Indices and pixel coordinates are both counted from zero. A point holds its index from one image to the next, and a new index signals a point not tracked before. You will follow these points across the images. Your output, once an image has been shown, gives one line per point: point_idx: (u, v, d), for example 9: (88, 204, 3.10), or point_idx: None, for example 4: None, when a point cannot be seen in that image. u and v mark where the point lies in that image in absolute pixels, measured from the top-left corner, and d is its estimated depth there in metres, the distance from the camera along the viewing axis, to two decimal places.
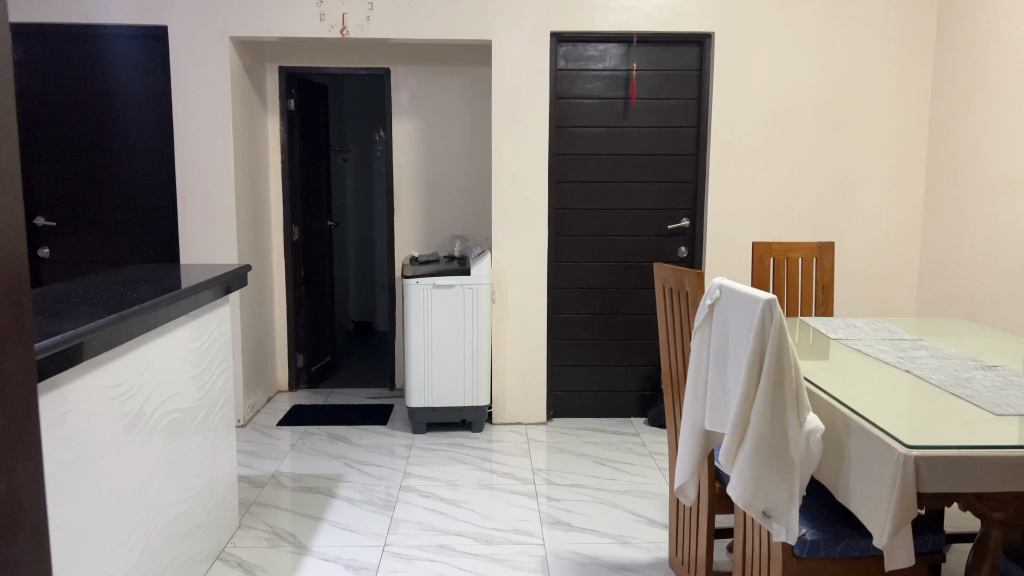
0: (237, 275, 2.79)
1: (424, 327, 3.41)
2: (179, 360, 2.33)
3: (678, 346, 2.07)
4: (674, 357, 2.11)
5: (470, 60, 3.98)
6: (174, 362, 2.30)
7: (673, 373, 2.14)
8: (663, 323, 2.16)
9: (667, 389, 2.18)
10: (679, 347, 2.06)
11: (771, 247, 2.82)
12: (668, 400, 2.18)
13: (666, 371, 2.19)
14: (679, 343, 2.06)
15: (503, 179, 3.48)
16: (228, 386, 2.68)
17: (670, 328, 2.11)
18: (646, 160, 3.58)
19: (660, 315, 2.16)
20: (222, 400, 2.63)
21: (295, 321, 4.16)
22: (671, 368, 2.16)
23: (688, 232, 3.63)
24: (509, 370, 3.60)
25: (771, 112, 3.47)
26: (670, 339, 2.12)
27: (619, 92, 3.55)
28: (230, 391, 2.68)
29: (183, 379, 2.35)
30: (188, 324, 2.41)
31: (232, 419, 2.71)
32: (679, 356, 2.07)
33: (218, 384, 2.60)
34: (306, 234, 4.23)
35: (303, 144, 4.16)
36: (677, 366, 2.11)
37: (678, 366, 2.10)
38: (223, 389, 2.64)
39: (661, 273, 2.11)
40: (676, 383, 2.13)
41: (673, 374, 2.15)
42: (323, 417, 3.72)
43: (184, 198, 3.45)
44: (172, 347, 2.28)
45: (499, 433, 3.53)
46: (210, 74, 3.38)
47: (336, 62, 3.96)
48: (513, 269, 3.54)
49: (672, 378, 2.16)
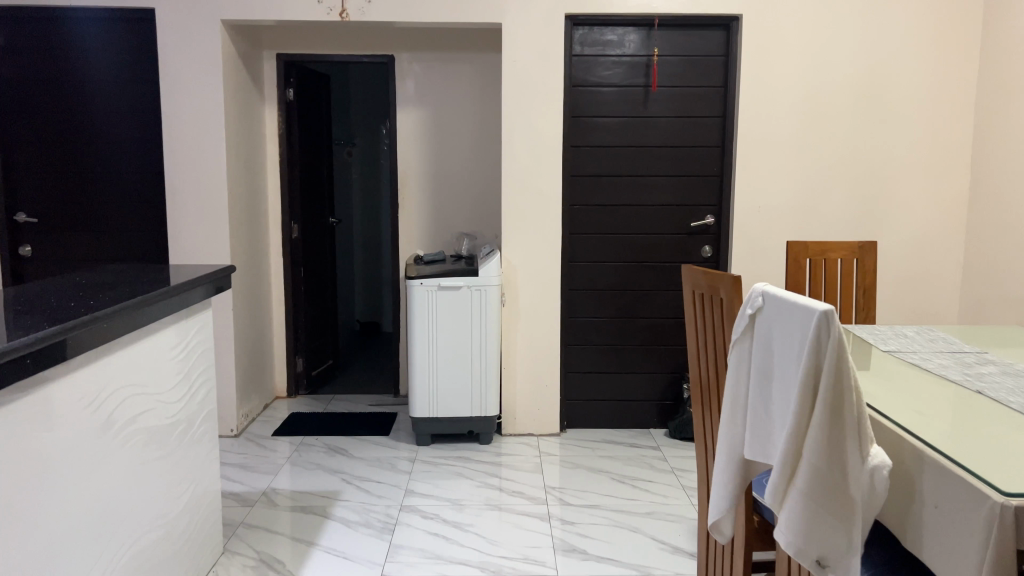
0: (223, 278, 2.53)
1: (429, 331, 3.18)
2: (156, 370, 2.10)
3: (708, 358, 1.84)
4: (705, 369, 1.88)
5: (480, 47, 3.75)
6: (151, 372, 2.08)
7: (702, 388, 1.91)
8: (690, 331, 1.93)
9: (696, 404, 1.95)
10: (711, 359, 1.82)
11: (807, 246, 2.57)
12: (696, 416, 1.96)
13: (694, 384, 1.95)
14: (710, 355, 1.82)
15: (514, 173, 3.24)
16: (211, 397, 2.44)
17: (700, 337, 1.87)
18: (667, 153, 3.33)
19: (688, 322, 1.92)
20: (204, 413, 2.40)
21: (294, 324, 3.94)
22: (699, 380, 1.92)
23: (712, 230, 3.37)
24: (520, 378, 3.36)
25: (804, 101, 3.21)
26: (700, 350, 1.89)
27: (638, 80, 3.30)
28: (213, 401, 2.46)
29: (161, 391, 2.13)
30: (167, 328, 2.18)
31: (216, 434, 2.48)
32: (711, 370, 1.83)
33: (200, 396, 2.37)
34: (307, 232, 4.01)
35: (303, 136, 3.94)
36: (707, 380, 1.88)
37: (709, 381, 1.86)
38: (205, 402, 2.41)
39: (691, 276, 1.87)
40: (705, 400, 1.90)
41: (702, 388, 1.92)
42: (322, 426, 3.50)
43: (173, 193, 3.23)
44: (147, 354, 2.06)
45: (510, 445, 3.29)
46: (200, 61, 3.16)
47: (337, 48, 3.74)
48: (523, 269, 3.30)
49: (701, 392, 1.92)
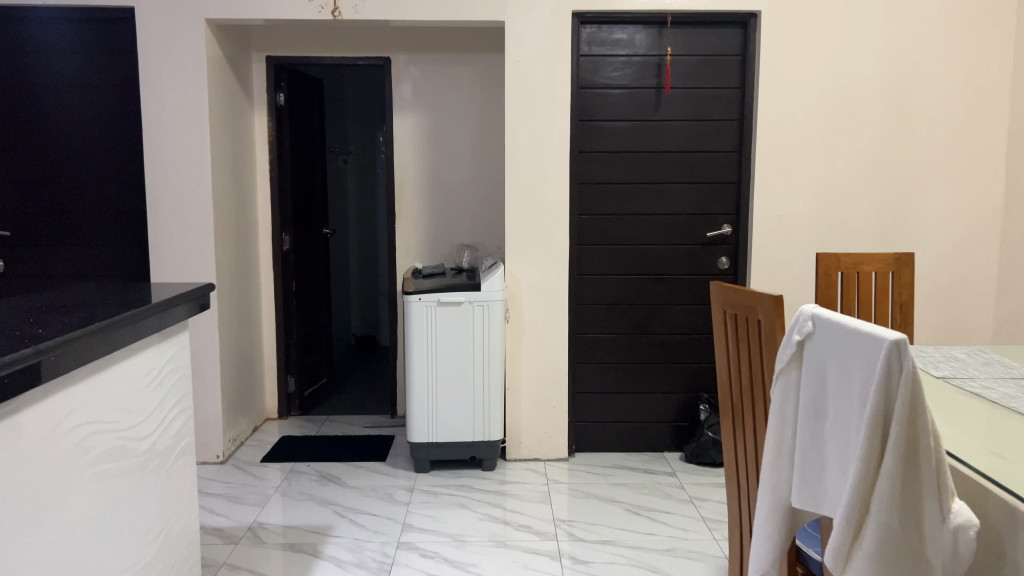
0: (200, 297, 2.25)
1: (428, 350, 2.98)
2: (126, 404, 1.86)
3: (741, 384, 1.65)
4: (736, 397, 1.69)
5: (481, 48, 3.55)
6: (119, 406, 1.83)
7: (734, 416, 1.72)
8: (720, 354, 1.74)
9: (726, 434, 1.76)
10: (745, 386, 1.64)
11: (839, 259, 2.36)
12: (727, 447, 1.77)
13: (724, 411, 1.76)
14: (744, 382, 1.64)
15: (519, 181, 3.03)
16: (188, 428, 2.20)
17: (732, 361, 1.69)
18: (681, 158, 3.13)
19: (717, 344, 1.74)
20: (179, 446, 2.15)
21: (285, 341, 3.73)
22: (730, 408, 1.73)
23: (729, 240, 3.17)
24: (525, 400, 3.15)
25: (827, 103, 3.01)
26: (732, 375, 1.70)
27: (650, 81, 3.10)
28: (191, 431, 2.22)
29: (132, 428, 1.88)
30: (139, 355, 1.92)
31: (190, 467, 2.23)
32: (745, 398, 1.64)
33: (175, 427, 2.12)
34: (299, 244, 3.81)
35: (296, 143, 3.74)
36: (739, 409, 1.69)
37: (741, 410, 1.67)
38: (181, 433, 2.16)
39: (721, 294, 1.68)
40: (737, 431, 1.71)
41: (734, 417, 1.73)
42: (314, 451, 3.28)
43: (155, 204, 3.02)
44: (116, 387, 1.81)
45: (515, 472, 3.07)
46: (183, 63, 2.96)
47: (330, 50, 3.55)
48: (529, 283, 3.09)
49: (732, 420, 1.74)
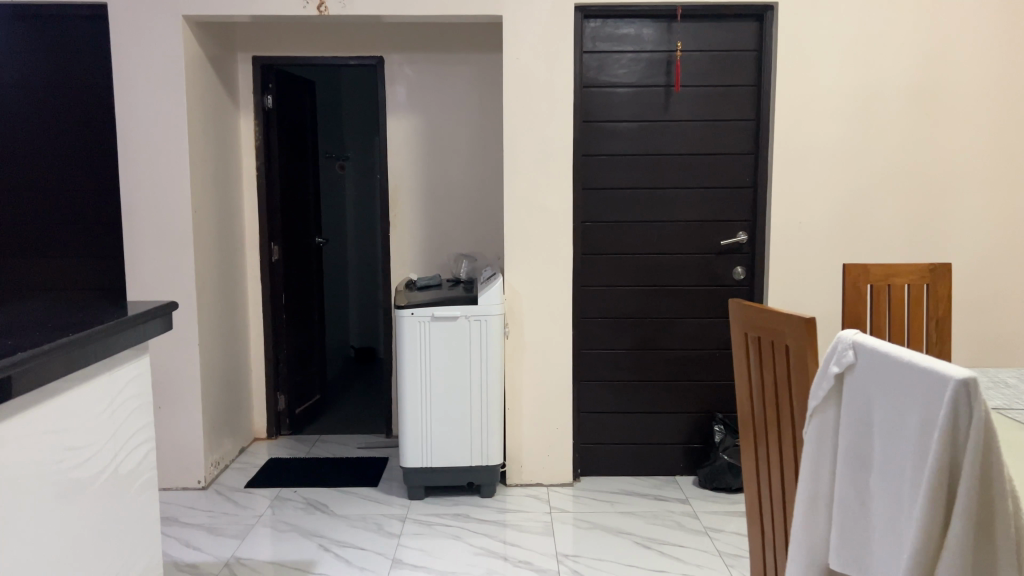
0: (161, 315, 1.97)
1: (422, 368, 2.77)
2: (65, 446, 1.60)
3: (767, 414, 1.45)
4: (761, 428, 1.49)
5: (479, 46, 3.36)
6: (56, 449, 1.57)
7: (757, 449, 1.52)
8: (740, 379, 1.55)
9: (749, 469, 1.56)
10: (772, 417, 1.44)
11: (868, 271, 2.15)
12: (750, 483, 1.57)
13: (745, 443, 1.56)
14: (771, 412, 1.44)
15: (518, 186, 2.83)
16: (148, 459, 1.95)
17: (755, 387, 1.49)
18: (692, 161, 2.92)
19: (737, 368, 1.55)
20: (140, 480, 1.91)
21: (274, 357, 3.53)
22: (754, 440, 1.53)
23: (745, 248, 2.95)
24: (526, 421, 2.94)
25: (849, 100, 2.80)
26: (756, 408, 1.50)
27: (659, 79, 2.90)
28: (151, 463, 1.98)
29: (74, 472, 1.63)
30: (83, 386, 1.66)
31: (153, 504, 1.99)
32: (771, 429, 1.44)
33: (134, 460, 1.88)
34: (289, 254, 3.61)
35: (285, 148, 3.55)
36: (764, 442, 1.49)
37: (767, 443, 1.47)
38: (142, 466, 1.92)
39: (742, 311, 1.48)
40: (762, 466, 1.50)
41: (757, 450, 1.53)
42: (302, 475, 3.08)
43: (130, 212, 2.84)
44: (51, 427, 1.55)
45: (515, 498, 2.86)
46: (160, 62, 2.77)
47: (320, 50, 3.36)
48: (529, 296, 2.89)
49: (756, 453, 1.53)
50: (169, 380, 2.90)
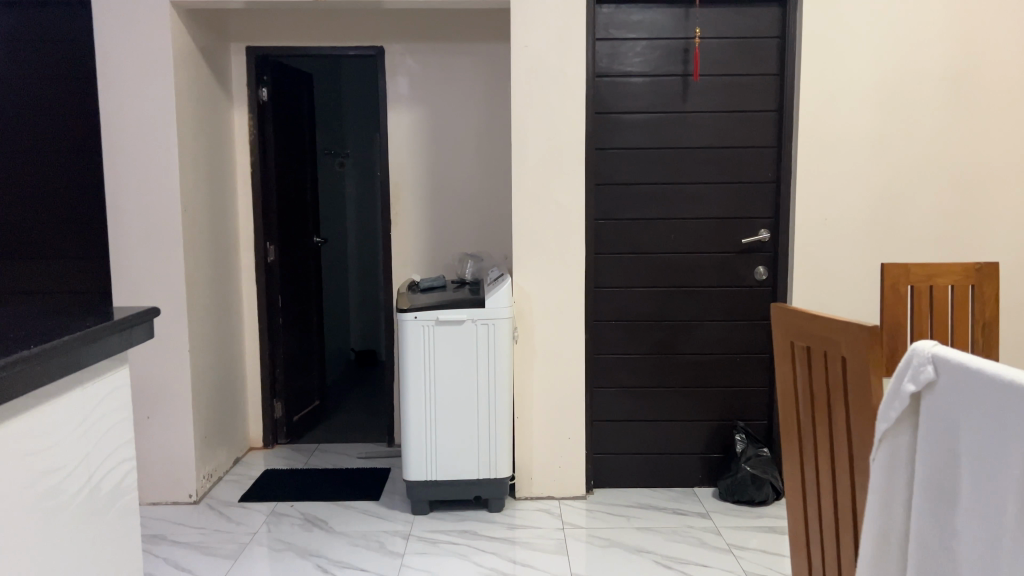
0: (143, 323, 1.79)
1: (426, 375, 2.62)
2: (31, 473, 1.42)
3: (816, 430, 1.31)
4: (808, 446, 1.34)
5: (484, 36, 3.19)
6: (20, 476, 1.39)
7: (804, 468, 1.37)
8: (782, 390, 1.40)
9: (793, 491, 1.41)
10: (823, 434, 1.29)
11: (907, 270, 1.99)
12: (794, 506, 1.42)
13: (789, 462, 1.41)
14: (821, 428, 1.29)
15: (527, 182, 2.67)
16: (127, 480, 1.77)
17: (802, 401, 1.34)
18: (711, 155, 2.76)
19: (779, 378, 1.40)
20: (118, 504, 1.73)
21: (270, 362, 3.37)
22: (800, 459, 1.38)
23: (767, 246, 2.79)
24: (536, 430, 2.78)
25: (879, 90, 2.64)
26: (803, 425, 1.35)
27: (676, 68, 2.73)
28: (133, 483, 1.81)
29: (41, 502, 1.45)
30: (53, 404, 1.48)
31: (133, 528, 1.82)
32: (822, 451, 1.29)
33: (111, 482, 1.70)
34: (286, 254, 3.45)
35: (281, 143, 3.39)
36: (813, 461, 1.34)
37: (817, 462, 1.32)
38: (119, 488, 1.74)
39: (786, 316, 1.34)
40: (810, 488, 1.36)
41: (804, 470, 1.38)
42: (299, 488, 2.92)
43: (116, 211, 2.68)
44: (12, 452, 1.37)
45: (525, 513, 2.70)
46: (147, 51, 2.61)
47: (317, 40, 3.20)
48: (538, 298, 2.73)
49: (802, 473, 1.39)
50: (158, 388, 2.74)
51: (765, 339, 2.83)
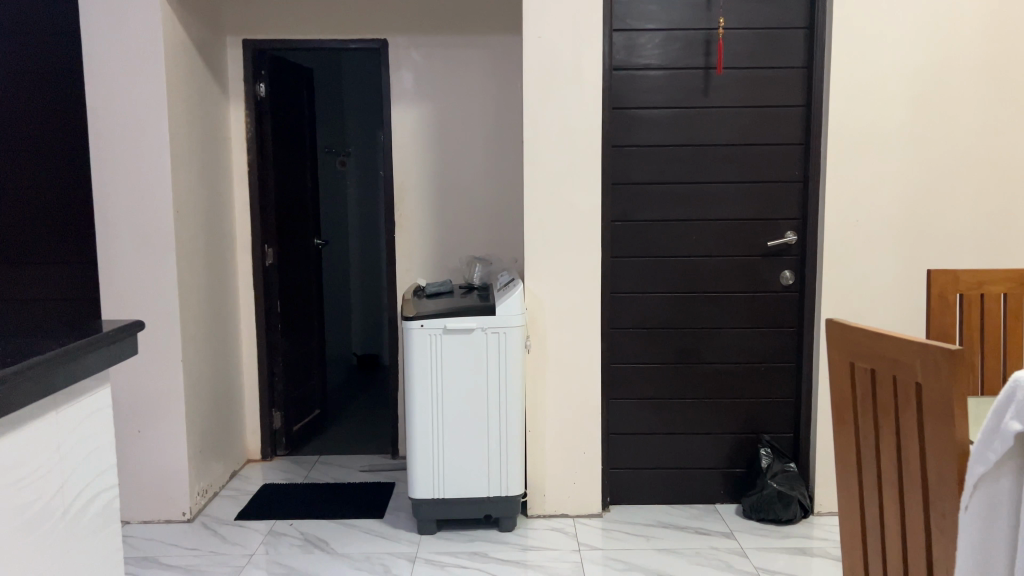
0: (127, 338, 1.61)
1: (433, 387, 2.47)
2: None
3: (883, 461, 1.17)
4: (870, 478, 1.21)
5: (493, 28, 3.04)
6: None
7: (865, 501, 1.23)
8: (840, 414, 1.27)
9: (852, 526, 1.27)
10: (891, 466, 1.15)
11: (958, 278, 1.83)
12: (852, 543, 1.27)
13: (847, 492, 1.27)
14: (888, 459, 1.16)
15: (540, 181, 2.52)
16: (109, 508, 1.61)
17: (864, 428, 1.21)
18: (734, 153, 2.60)
19: (837, 398, 1.26)
20: (99, 537, 1.57)
21: (269, 370, 3.23)
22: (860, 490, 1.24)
23: (794, 249, 2.63)
24: (549, 444, 2.63)
25: (913, 84, 2.48)
26: (867, 455, 1.21)
27: (697, 60, 2.58)
28: (117, 514, 1.64)
29: (8, 543, 1.28)
30: (18, 436, 1.30)
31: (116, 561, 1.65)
32: (891, 485, 1.15)
33: (90, 514, 1.53)
34: (285, 257, 3.30)
35: (280, 141, 3.24)
36: (876, 495, 1.20)
37: (882, 497, 1.18)
38: (100, 519, 1.57)
39: (850, 334, 1.21)
40: (873, 524, 1.21)
41: (863, 504, 1.24)
42: (299, 505, 2.77)
43: (104, 213, 2.53)
44: None
45: (538, 533, 2.55)
46: (137, 43, 2.46)
47: (317, 33, 3.05)
48: (552, 305, 2.57)
49: (862, 506, 1.24)
50: (149, 400, 2.59)
51: (791, 348, 2.67)
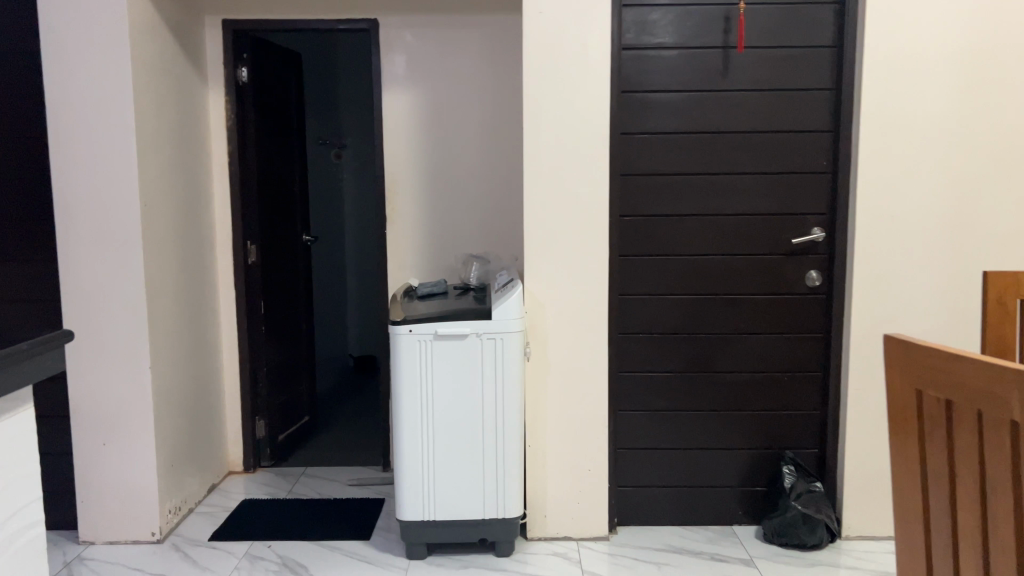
0: (55, 349, 1.39)
1: (423, 398, 2.25)
2: None
3: (959, 501, 0.95)
4: (940, 522, 0.99)
5: (492, 6, 2.81)
6: None
7: (932, 548, 1.02)
8: (899, 445, 1.06)
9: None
10: (968, 508, 0.94)
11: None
12: None
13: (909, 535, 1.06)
14: (964, 500, 0.94)
15: (541, 172, 2.29)
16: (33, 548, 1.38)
17: (932, 464, 1.00)
18: (756, 141, 2.37)
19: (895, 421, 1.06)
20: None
21: (252, 376, 3.01)
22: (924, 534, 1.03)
23: (821, 247, 2.39)
24: (551, 460, 2.40)
25: (957, 64, 2.24)
26: (936, 491, 1.00)
27: (715, 38, 2.34)
28: (44, 554, 1.41)
29: None
30: None
31: None
32: (968, 530, 0.94)
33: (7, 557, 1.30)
34: (269, 255, 3.08)
35: (264, 130, 3.02)
36: (948, 544, 0.98)
37: (956, 547, 0.97)
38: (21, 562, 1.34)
39: (909, 348, 1.01)
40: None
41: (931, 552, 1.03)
42: (279, 524, 2.55)
43: (64, 206, 2.31)
44: None
45: (539, 559, 2.32)
46: (97, 20, 2.24)
47: (302, 13, 2.82)
48: (554, 308, 2.34)
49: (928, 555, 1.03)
50: (115, 411, 2.37)
51: (817, 355, 2.44)
